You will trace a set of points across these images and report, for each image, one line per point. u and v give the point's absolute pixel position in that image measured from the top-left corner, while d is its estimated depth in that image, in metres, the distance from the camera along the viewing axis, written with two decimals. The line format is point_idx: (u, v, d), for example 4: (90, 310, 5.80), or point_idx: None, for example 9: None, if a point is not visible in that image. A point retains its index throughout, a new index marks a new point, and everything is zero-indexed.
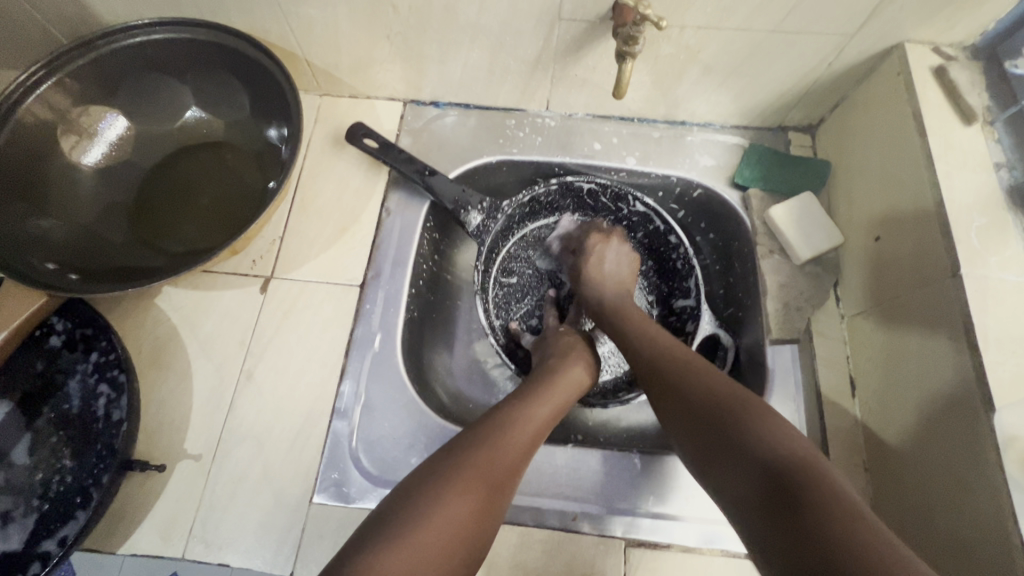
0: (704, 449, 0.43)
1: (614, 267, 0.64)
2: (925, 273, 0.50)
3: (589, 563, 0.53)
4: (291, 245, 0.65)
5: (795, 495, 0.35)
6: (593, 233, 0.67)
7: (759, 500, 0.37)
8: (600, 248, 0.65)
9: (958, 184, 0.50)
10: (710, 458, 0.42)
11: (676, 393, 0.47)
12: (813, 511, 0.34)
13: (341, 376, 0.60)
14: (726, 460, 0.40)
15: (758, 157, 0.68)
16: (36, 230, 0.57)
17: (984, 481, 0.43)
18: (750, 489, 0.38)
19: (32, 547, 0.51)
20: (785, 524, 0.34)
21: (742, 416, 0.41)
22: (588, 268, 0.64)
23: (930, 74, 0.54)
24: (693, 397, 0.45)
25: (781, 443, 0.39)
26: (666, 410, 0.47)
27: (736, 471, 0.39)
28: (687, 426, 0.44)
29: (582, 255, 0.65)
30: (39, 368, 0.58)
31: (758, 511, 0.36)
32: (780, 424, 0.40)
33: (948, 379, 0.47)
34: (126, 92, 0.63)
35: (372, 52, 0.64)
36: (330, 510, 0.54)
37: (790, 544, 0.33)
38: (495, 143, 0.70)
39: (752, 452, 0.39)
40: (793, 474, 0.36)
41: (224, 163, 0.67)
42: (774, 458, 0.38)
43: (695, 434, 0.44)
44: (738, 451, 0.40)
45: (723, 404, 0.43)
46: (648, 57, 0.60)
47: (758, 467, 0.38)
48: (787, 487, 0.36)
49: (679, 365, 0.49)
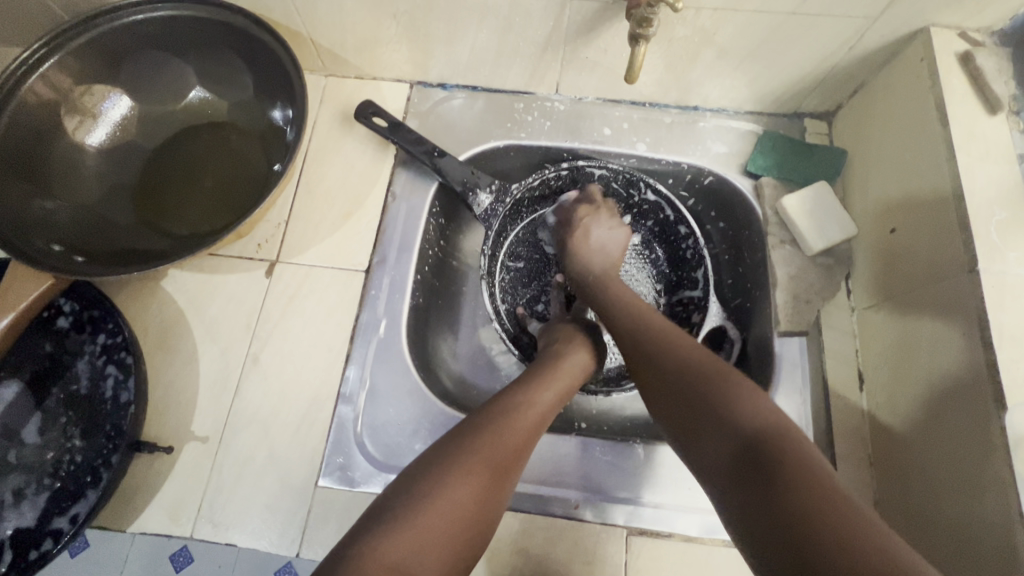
0: (688, 428, 0.42)
1: (604, 241, 0.63)
2: (941, 268, 0.49)
3: (590, 550, 0.54)
4: (296, 229, 0.65)
5: (776, 475, 0.35)
6: (582, 206, 0.65)
7: (737, 478, 0.37)
8: (587, 222, 0.63)
9: (980, 176, 0.49)
10: (693, 437, 0.41)
11: (659, 368, 0.46)
12: (794, 494, 0.33)
13: (346, 361, 0.60)
14: (709, 438, 0.40)
15: (772, 144, 0.66)
16: (41, 211, 0.56)
17: (993, 482, 0.42)
18: (733, 470, 0.37)
19: (45, 524, 0.52)
20: (764, 503, 0.34)
21: (724, 391, 0.41)
22: (574, 244, 0.63)
23: (955, 61, 0.52)
24: (676, 373, 0.45)
25: (765, 422, 0.38)
26: (648, 385, 0.47)
27: (718, 451, 0.39)
28: (669, 401, 0.44)
29: (569, 228, 0.64)
30: (48, 349, 0.58)
31: (738, 491, 0.36)
32: (763, 400, 0.40)
33: (960, 376, 0.46)
34: (129, 71, 0.62)
35: (378, 32, 0.62)
36: (335, 493, 0.55)
37: (773, 525, 0.33)
38: (503, 127, 0.69)
39: (739, 433, 0.38)
40: (774, 455, 0.36)
41: (228, 144, 0.66)
42: (758, 438, 0.37)
43: (677, 411, 0.43)
44: (722, 430, 0.39)
45: (706, 379, 0.43)
46: (662, 40, 0.58)
47: (738, 445, 0.38)
48: (768, 467, 0.36)
49: (667, 341, 0.48)
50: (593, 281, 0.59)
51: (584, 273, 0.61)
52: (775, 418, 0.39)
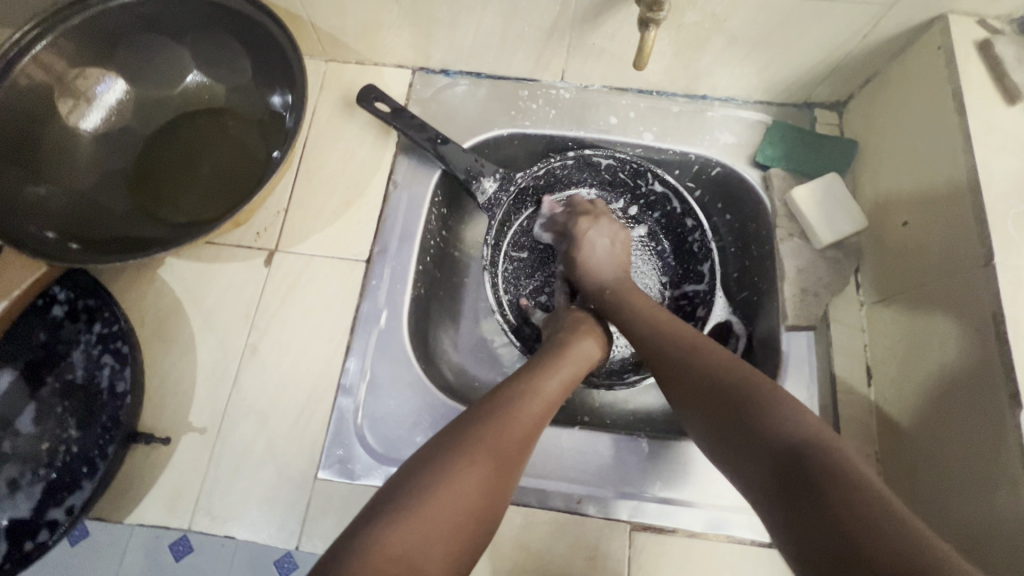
0: (719, 432, 0.41)
1: (607, 250, 0.62)
2: (956, 262, 0.48)
3: (593, 546, 0.53)
4: (295, 218, 0.63)
5: (811, 475, 0.34)
6: (580, 216, 0.64)
7: (775, 483, 0.36)
8: (588, 232, 0.62)
9: (998, 167, 0.47)
10: (725, 442, 0.40)
11: (683, 371, 0.46)
12: (834, 496, 0.32)
13: (346, 352, 0.59)
14: (738, 439, 0.39)
15: (782, 135, 0.65)
16: (34, 197, 0.55)
17: (1007, 480, 0.41)
18: (768, 473, 0.36)
19: (40, 515, 0.51)
20: (804, 507, 0.33)
21: (752, 393, 0.40)
22: (580, 256, 0.61)
23: (974, 49, 0.51)
24: (703, 376, 0.44)
25: (795, 422, 0.37)
26: (673, 389, 0.46)
27: (751, 454, 0.38)
28: (696, 404, 0.43)
29: (572, 242, 0.63)
30: (43, 338, 0.57)
31: (775, 495, 0.35)
32: (792, 402, 0.39)
33: (972, 373, 0.45)
34: (124, 54, 0.60)
35: (380, 16, 0.61)
36: (335, 485, 0.54)
37: (812, 527, 0.32)
38: (507, 115, 0.68)
39: (770, 435, 0.37)
40: (809, 456, 0.35)
41: (225, 130, 0.64)
42: (791, 440, 0.36)
43: (706, 415, 0.42)
44: (754, 433, 0.38)
45: (734, 382, 0.42)
46: (671, 25, 0.56)
47: (770, 446, 0.37)
48: (802, 467, 0.34)
49: (692, 346, 0.47)
50: (612, 295, 0.58)
51: (599, 289, 0.59)
52: (807, 420, 0.38)
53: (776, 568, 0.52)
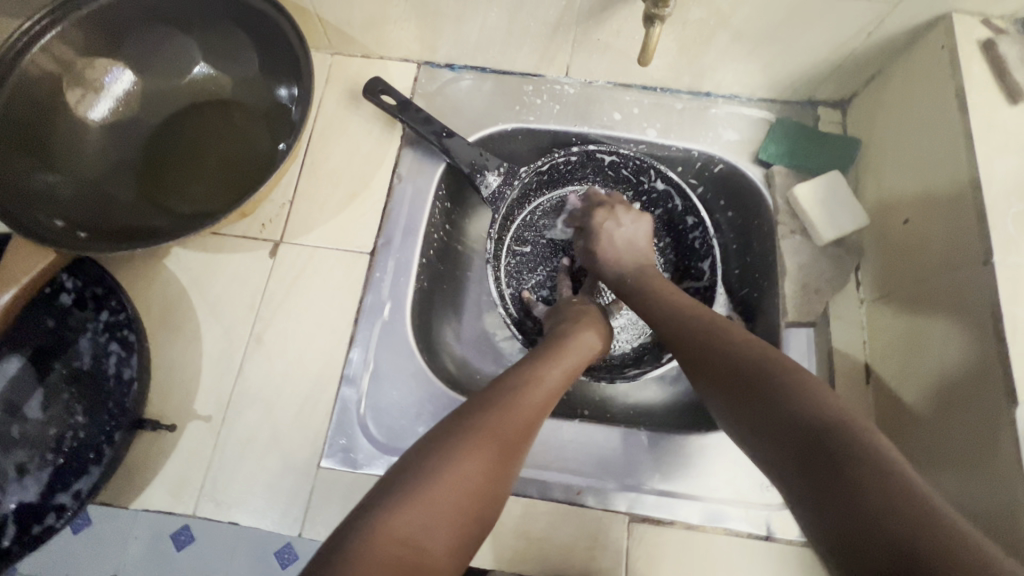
0: (739, 411, 0.41)
1: (626, 239, 0.61)
2: (956, 259, 0.48)
3: (592, 536, 0.54)
4: (300, 210, 0.64)
5: (831, 454, 0.33)
6: (597, 211, 0.63)
7: (795, 459, 0.35)
8: (608, 225, 0.62)
9: (999, 167, 0.48)
10: (744, 420, 0.40)
11: (705, 356, 0.46)
12: (851, 470, 0.32)
13: (350, 343, 0.60)
14: (762, 424, 0.39)
15: (786, 132, 0.65)
16: (44, 185, 0.56)
17: (1002, 474, 0.42)
18: (786, 451, 0.36)
19: (48, 499, 0.52)
20: (819, 481, 0.33)
21: (780, 380, 0.40)
22: (600, 247, 0.61)
23: (977, 48, 0.51)
24: (724, 359, 0.44)
25: (815, 400, 0.37)
26: (697, 374, 0.46)
27: (769, 430, 0.38)
28: (719, 387, 0.43)
29: (589, 237, 0.63)
30: (51, 325, 0.58)
31: (792, 468, 0.35)
32: (820, 385, 0.39)
33: (970, 369, 0.46)
34: (132, 44, 0.61)
35: (386, 9, 0.61)
36: (338, 474, 0.55)
37: (825, 500, 0.32)
38: (511, 110, 0.68)
39: (787, 412, 0.37)
40: (827, 434, 0.35)
41: (232, 122, 0.65)
42: (807, 418, 0.36)
43: (726, 394, 0.43)
44: (771, 412, 0.38)
45: (756, 366, 0.42)
46: (676, 22, 0.56)
47: (791, 427, 0.37)
48: (819, 444, 0.34)
49: (715, 331, 0.47)
50: (630, 279, 0.57)
51: (617, 278, 0.59)
52: (826, 398, 0.37)
53: (771, 560, 0.52)
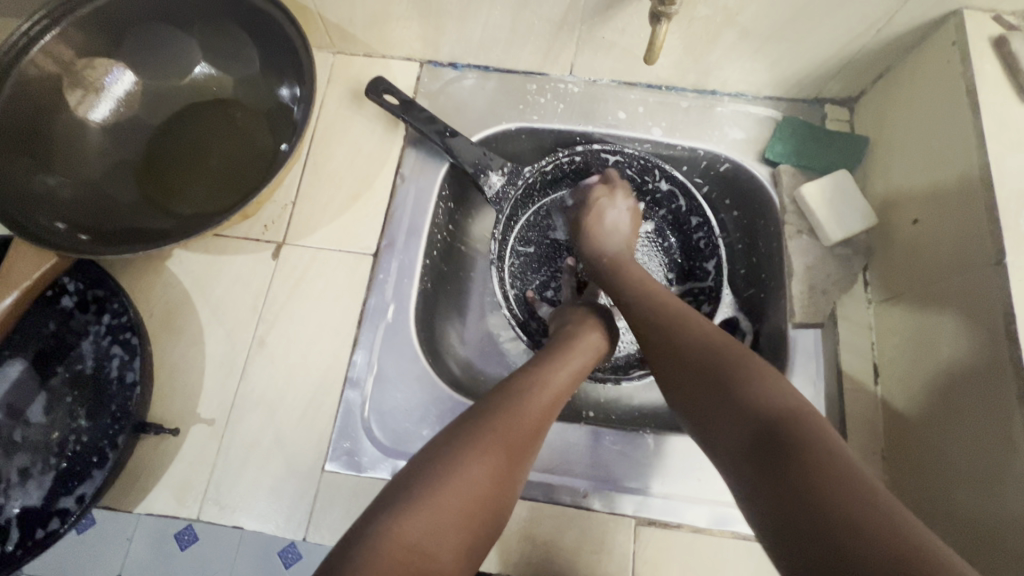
0: (702, 404, 0.41)
1: (618, 221, 0.62)
2: (967, 260, 0.48)
3: (599, 540, 0.53)
4: (302, 211, 0.64)
5: (790, 454, 0.34)
6: (597, 188, 0.64)
7: (755, 458, 0.36)
8: (603, 202, 0.63)
9: (1012, 165, 0.47)
10: (705, 414, 0.41)
11: (675, 349, 0.45)
12: (809, 473, 0.32)
13: (353, 346, 0.59)
14: (723, 421, 0.39)
15: (792, 131, 0.65)
16: (44, 187, 0.55)
17: (1012, 477, 0.42)
18: (746, 447, 0.37)
19: (50, 503, 0.51)
20: (774, 480, 0.34)
21: (745, 375, 0.40)
22: (590, 224, 0.62)
23: (988, 45, 0.50)
24: (693, 352, 0.44)
25: (776, 398, 0.38)
26: (663, 366, 0.46)
27: (731, 426, 0.38)
28: (687, 383, 0.43)
29: (583, 209, 0.63)
30: (52, 328, 0.58)
31: (750, 467, 0.36)
32: (789, 389, 0.39)
33: (981, 372, 0.45)
34: (132, 43, 0.60)
35: (388, 8, 0.60)
36: (342, 477, 0.55)
37: (778, 501, 0.33)
38: (515, 109, 0.68)
39: (751, 409, 0.38)
40: (789, 434, 0.35)
41: (234, 122, 0.64)
42: (771, 416, 0.36)
43: (691, 388, 0.42)
44: (735, 407, 0.38)
45: (723, 363, 0.42)
46: (682, 19, 0.56)
47: (752, 425, 0.37)
48: (779, 441, 0.35)
49: (685, 324, 0.47)
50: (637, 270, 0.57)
51: (597, 256, 0.60)
52: (787, 398, 0.38)
53: None
